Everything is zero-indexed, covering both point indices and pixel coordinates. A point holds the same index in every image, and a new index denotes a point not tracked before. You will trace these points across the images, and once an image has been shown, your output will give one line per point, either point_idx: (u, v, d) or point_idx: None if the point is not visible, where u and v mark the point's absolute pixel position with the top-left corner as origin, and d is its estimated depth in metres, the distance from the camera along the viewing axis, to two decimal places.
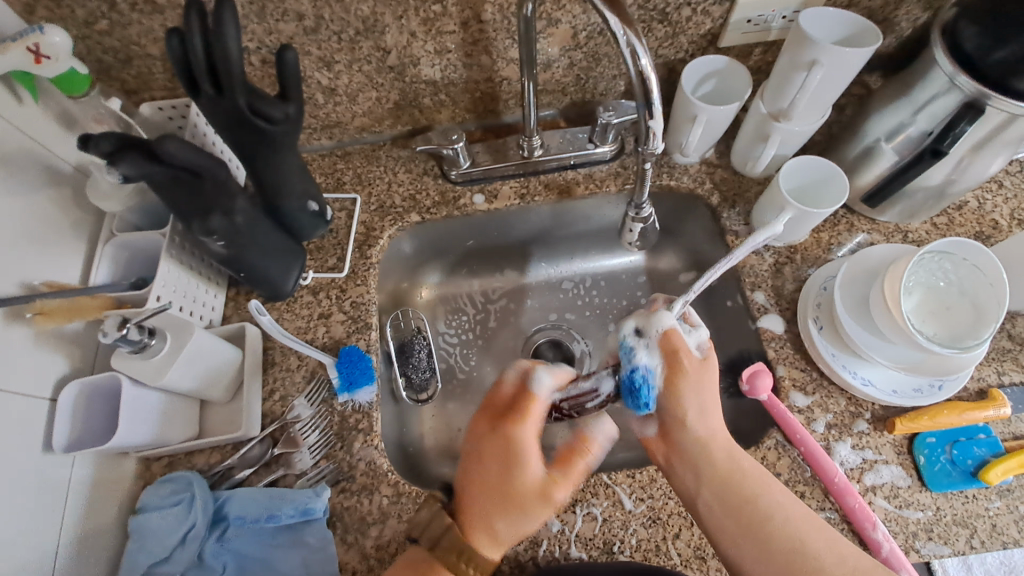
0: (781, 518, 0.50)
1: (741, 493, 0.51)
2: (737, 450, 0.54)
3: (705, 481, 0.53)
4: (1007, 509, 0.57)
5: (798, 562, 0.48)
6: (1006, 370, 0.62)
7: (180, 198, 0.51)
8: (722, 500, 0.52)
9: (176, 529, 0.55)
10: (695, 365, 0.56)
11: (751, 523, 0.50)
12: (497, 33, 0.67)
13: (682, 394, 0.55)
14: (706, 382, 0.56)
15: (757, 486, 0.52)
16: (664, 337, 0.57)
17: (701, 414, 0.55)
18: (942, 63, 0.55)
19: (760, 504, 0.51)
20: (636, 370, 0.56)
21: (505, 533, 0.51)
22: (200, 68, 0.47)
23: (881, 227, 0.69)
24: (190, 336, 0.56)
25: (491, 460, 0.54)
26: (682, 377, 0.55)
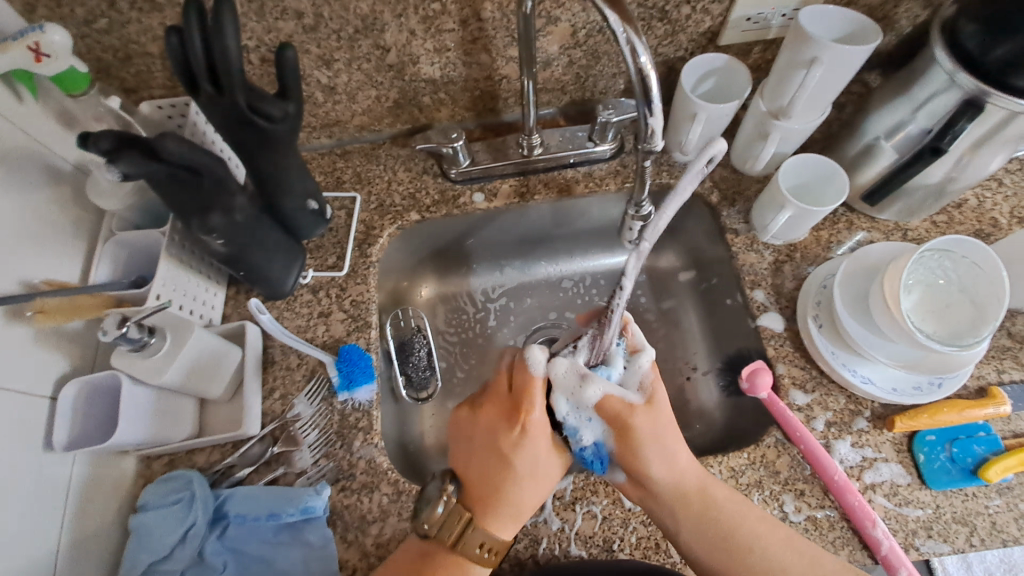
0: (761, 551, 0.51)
1: (720, 531, 0.51)
2: (711, 486, 0.53)
3: (682, 523, 0.52)
4: (1007, 507, 0.57)
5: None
6: (1006, 368, 0.62)
7: (179, 197, 0.51)
8: (700, 540, 0.51)
9: (176, 528, 0.55)
10: (643, 418, 0.52)
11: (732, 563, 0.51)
12: (496, 32, 0.67)
13: (638, 451, 0.53)
14: (657, 423, 0.53)
15: (735, 521, 0.52)
16: (601, 403, 0.53)
17: (665, 462, 0.53)
18: (941, 61, 0.55)
19: (739, 542, 0.51)
20: (585, 450, 0.55)
21: (525, 510, 0.53)
22: (199, 66, 0.47)
23: (880, 225, 0.69)
24: (190, 335, 0.56)
25: (514, 448, 0.52)
26: (632, 438, 0.52)
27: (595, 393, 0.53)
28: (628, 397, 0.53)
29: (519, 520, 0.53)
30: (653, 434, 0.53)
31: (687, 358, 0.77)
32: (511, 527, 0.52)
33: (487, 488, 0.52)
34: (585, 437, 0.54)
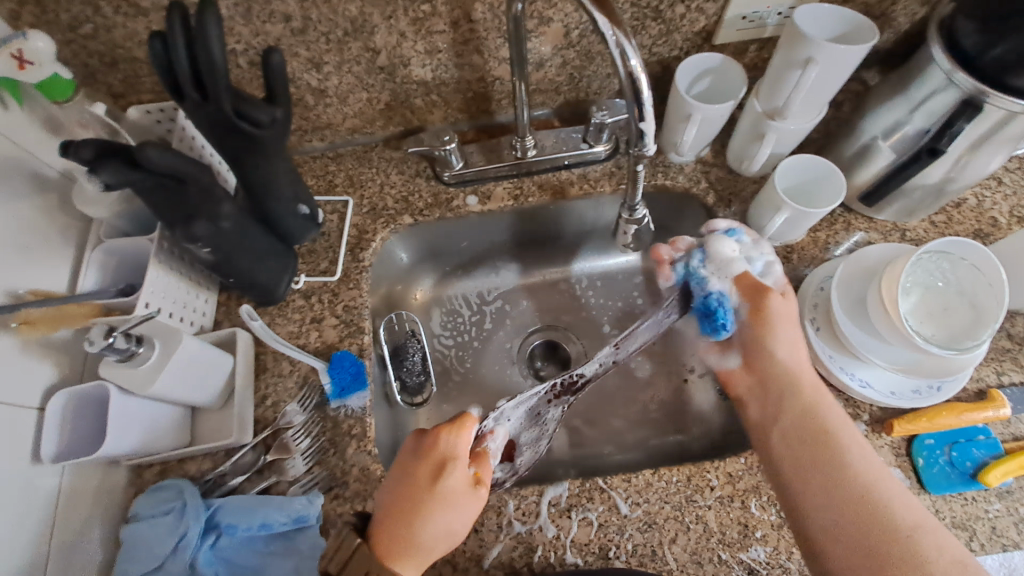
0: (852, 460, 0.52)
1: (817, 428, 0.55)
2: (822, 397, 0.57)
3: (787, 410, 0.57)
4: (1006, 512, 0.56)
5: (862, 514, 0.50)
6: (1005, 370, 0.61)
7: (163, 205, 0.50)
8: (796, 435, 0.55)
9: (167, 538, 0.55)
10: (777, 300, 0.60)
11: (817, 456, 0.53)
12: (488, 33, 0.66)
13: (771, 329, 0.59)
14: (792, 313, 0.60)
15: (838, 425, 0.55)
16: (741, 276, 0.62)
17: (789, 347, 0.59)
18: (938, 60, 0.54)
19: (834, 446, 0.53)
20: (710, 296, 0.62)
21: (426, 543, 0.50)
22: (184, 74, 0.47)
23: (878, 226, 0.68)
24: (179, 344, 0.55)
25: (425, 467, 0.53)
26: (765, 316, 0.59)
27: (732, 272, 0.62)
28: (762, 282, 0.61)
29: (422, 559, 0.50)
30: (782, 321, 0.59)
31: (684, 361, 0.76)
32: (409, 561, 0.50)
33: (396, 509, 0.51)
34: (711, 285, 0.62)
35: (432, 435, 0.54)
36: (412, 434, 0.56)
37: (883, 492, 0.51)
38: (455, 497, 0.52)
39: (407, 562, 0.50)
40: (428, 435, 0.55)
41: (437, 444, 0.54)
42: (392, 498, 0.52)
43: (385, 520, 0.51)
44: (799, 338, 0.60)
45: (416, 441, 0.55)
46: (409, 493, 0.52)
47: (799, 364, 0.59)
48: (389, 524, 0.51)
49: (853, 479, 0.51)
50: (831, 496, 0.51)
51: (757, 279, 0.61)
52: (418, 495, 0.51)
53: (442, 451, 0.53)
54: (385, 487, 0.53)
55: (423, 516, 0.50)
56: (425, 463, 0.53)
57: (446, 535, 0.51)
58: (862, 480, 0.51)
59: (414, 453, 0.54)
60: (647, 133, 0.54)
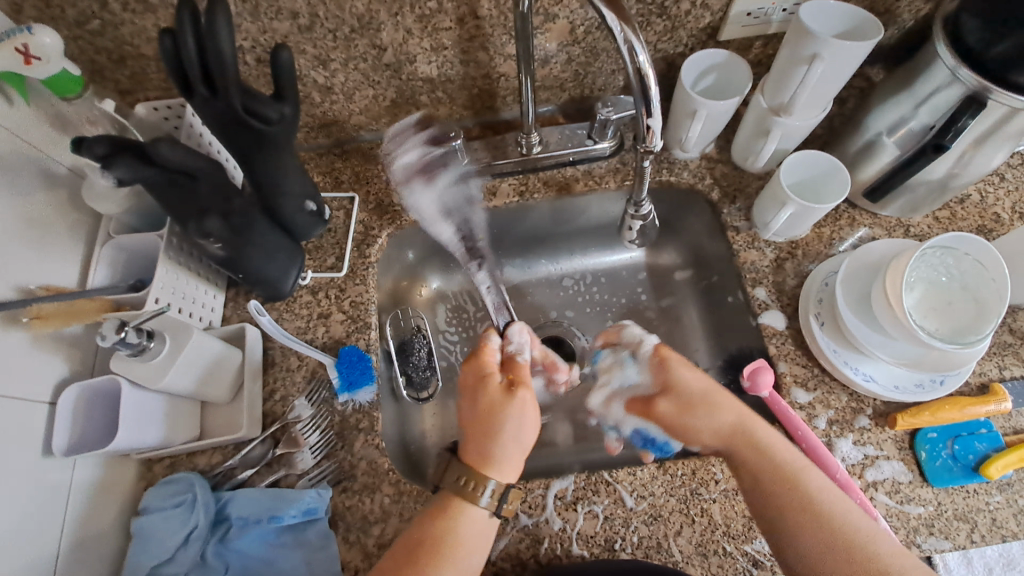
0: (823, 506, 0.49)
1: (782, 481, 0.51)
2: (777, 450, 0.53)
3: (751, 474, 0.52)
4: (1007, 504, 0.57)
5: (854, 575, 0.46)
6: (1007, 364, 0.62)
7: (175, 201, 0.51)
8: (764, 489, 0.51)
9: (179, 530, 0.55)
10: (665, 403, 0.58)
11: (788, 511, 0.50)
12: (494, 29, 0.66)
13: (682, 428, 0.57)
14: (698, 387, 0.57)
15: (797, 473, 0.51)
16: (629, 403, 0.62)
17: (710, 424, 0.55)
18: (943, 56, 0.54)
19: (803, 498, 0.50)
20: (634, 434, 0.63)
21: (507, 449, 0.53)
22: (194, 70, 0.47)
23: (882, 222, 0.69)
24: (189, 338, 0.56)
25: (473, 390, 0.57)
26: (667, 425, 0.58)
27: (618, 414, 0.64)
28: (643, 392, 0.61)
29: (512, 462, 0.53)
30: (692, 403, 0.56)
31: (688, 355, 0.77)
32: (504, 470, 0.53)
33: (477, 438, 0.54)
34: (625, 428, 0.64)
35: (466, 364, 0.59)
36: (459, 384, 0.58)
37: (866, 541, 0.47)
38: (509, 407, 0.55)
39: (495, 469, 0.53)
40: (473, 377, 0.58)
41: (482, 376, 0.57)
42: (472, 442, 0.54)
43: (475, 460, 0.53)
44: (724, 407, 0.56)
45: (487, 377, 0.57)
46: (511, 428, 0.53)
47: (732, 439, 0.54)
48: (480, 459, 0.53)
49: (827, 525, 0.48)
50: (815, 555, 0.48)
51: (632, 395, 0.62)
52: (519, 430, 0.54)
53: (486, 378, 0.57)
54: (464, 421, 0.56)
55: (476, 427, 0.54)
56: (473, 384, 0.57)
57: (518, 437, 0.54)
58: (838, 530, 0.48)
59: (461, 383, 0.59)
60: (653, 129, 0.54)
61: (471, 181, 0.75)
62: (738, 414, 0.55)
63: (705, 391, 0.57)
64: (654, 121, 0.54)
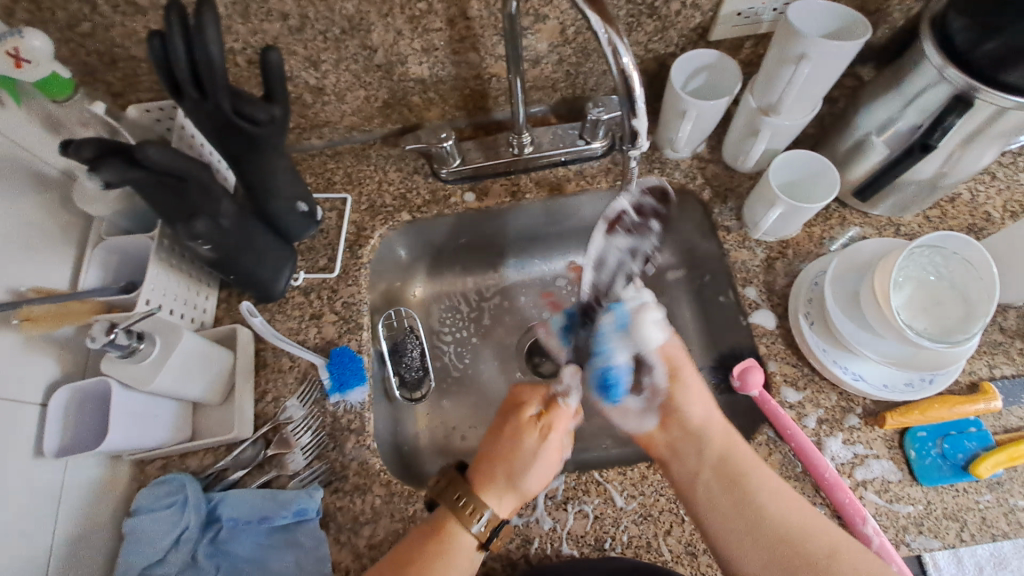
0: (769, 504, 0.53)
1: (736, 478, 0.55)
2: (732, 444, 0.57)
3: (703, 462, 0.56)
4: (996, 503, 0.57)
5: (787, 552, 0.51)
6: (997, 363, 0.62)
7: (165, 203, 0.51)
8: (719, 483, 0.55)
9: (168, 531, 0.56)
10: (678, 389, 0.61)
11: (740, 507, 0.53)
12: (484, 30, 0.67)
13: (685, 401, 0.60)
14: (694, 379, 0.61)
15: (749, 469, 0.55)
16: (662, 348, 0.62)
17: (701, 406, 0.60)
18: (930, 55, 0.55)
19: (752, 494, 0.54)
20: (613, 368, 0.60)
21: (508, 484, 0.55)
22: (182, 72, 0.47)
23: (873, 221, 0.69)
24: (180, 340, 0.56)
25: (509, 420, 0.59)
26: (679, 381, 0.61)
27: (625, 346, 0.61)
28: (679, 353, 0.62)
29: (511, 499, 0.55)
30: (685, 385, 0.61)
31: None
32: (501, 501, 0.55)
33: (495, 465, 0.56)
34: (616, 357, 0.61)
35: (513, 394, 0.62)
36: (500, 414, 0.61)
37: (802, 523, 0.52)
38: (528, 443, 0.57)
39: (490, 497, 0.55)
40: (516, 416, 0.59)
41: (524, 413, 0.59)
42: (491, 467, 0.56)
43: (488, 483, 0.55)
44: (701, 398, 0.60)
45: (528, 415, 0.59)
46: (527, 475, 0.55)
47: (707, 424, 0.58)
48: (493, 487, 0.55)
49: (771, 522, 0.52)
50: (759, 550, 0.52)
51: (663, 344, 0.62)
52: (532, 479, 0.56)
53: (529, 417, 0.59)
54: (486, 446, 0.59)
55: (493, 455, 0.57)
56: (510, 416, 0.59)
57: (520, 478, 0.55)
58: (781, 524, 0.52)
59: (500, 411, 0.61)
60: (637, 129, 0.55)
61: (636, 260, 0.70)
62: (700, 410, 0.59)
63: (699, 387, 0.61)
64: (641, 121, 0.54)
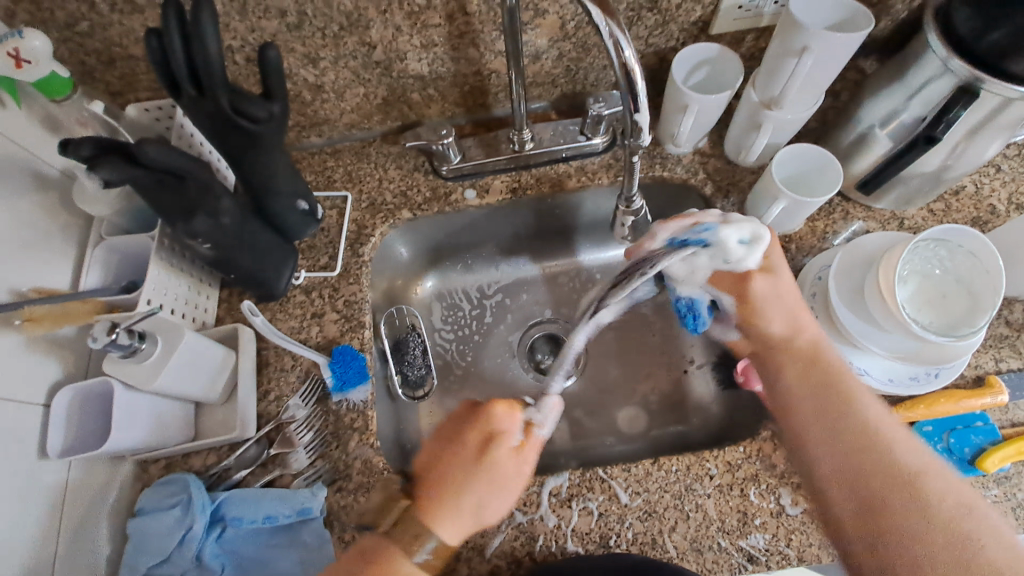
0: (864, 412, 0.54)
1: (818, 376, 0.56)
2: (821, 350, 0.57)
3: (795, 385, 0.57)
4: (1004, 497, 0.56)
5: (867, 468, 0.52)
6: (1003, 357, 0.61)
7: (165, 202, 0.51)
8: (805, 385, 0.56)
9: (173, 532, 0.55)
10: (759, 282, 0.59)
11: (827, 407, 0.55)
12: (483, 25, 0.66)
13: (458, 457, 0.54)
14: (785, 276, 0.59)
15: (838, 374, 0.56)
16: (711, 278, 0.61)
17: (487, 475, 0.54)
18: (935, 46, 0.54)
19: (846, 402, 0.54)
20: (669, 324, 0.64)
21: (470, 511, 0.52)
22: (180, 69, 0.47)
23: (877, 214, 0.68)
24: (182, 340, 0.56)
25: (473, 443, 0.55)
26: (750, 300, 0.59)
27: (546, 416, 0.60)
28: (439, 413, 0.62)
29: (461, 524, 0.52)
30: (749, 287, 0.59)
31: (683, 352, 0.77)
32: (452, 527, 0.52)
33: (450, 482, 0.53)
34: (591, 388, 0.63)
35: (485, 412, 0.57)
36: (461, 408, 0.59)
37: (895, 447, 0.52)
38: (506, 469, 0.54)
39: (445, 527, 0.52)
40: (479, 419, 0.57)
41: (490, 423, 0.56)
42: (446, 483, 0.53)
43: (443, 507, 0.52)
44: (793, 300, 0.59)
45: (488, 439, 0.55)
46: (491, 507, 0.53)
47: (796, 329, 0.58)
48: (450, 512, 0.52)
49: (871, 438, 0.53)
50: (835, 458, 0.53)
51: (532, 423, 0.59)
52: (491, 511, 0.53)
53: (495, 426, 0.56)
54: (439, 459, 0.55)
55: (456, 477, 0.53)
56: (476, 437, 0.55)
57: (483, 506, 0.53)
58: (870, 438, 0.53)
59: (458, 428, 0.57)
60: (642, 124, 0.54)
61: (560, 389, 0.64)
62: (837, 355, 0.57)
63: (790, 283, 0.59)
64: (644, 114, 0.53)
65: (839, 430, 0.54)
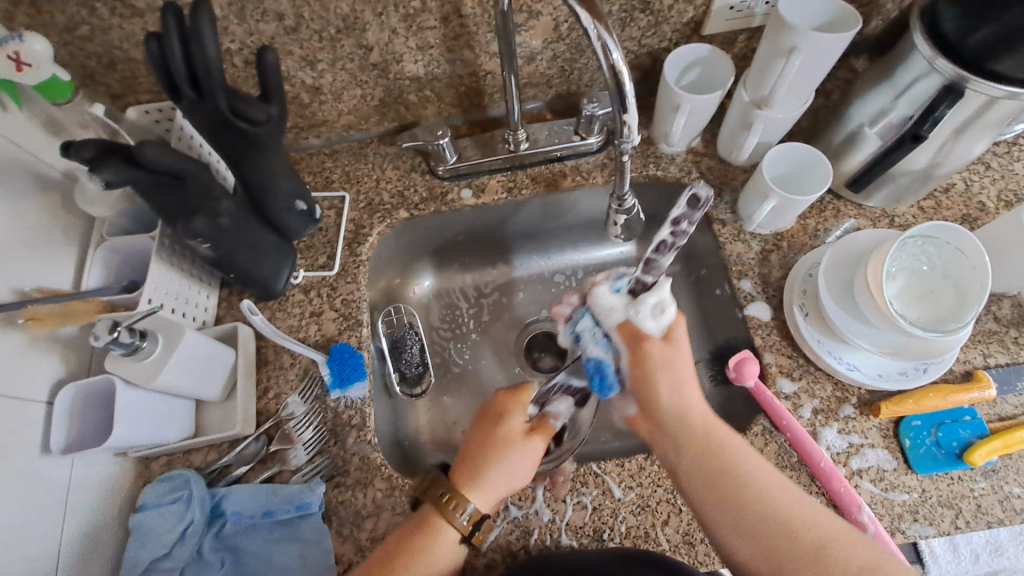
0: (753, 485, 0.51)
1: (718, 464, 0.52)
2: (710, 426, 0.54)
3: (683, 454, 0.54)
4: (992, 490, 0.57)
5: (773, 543, 0.48)
6: (992, 352, 0.62)
7: (163, 203, 0.52)
8: (700, 469, 0.52)
9: (175, 526, 0.56)
10: (655, 346, 0.57)
11: (721, 488, 0.51)
12: (478, 28, 0.67)
13: (488, 434, 0.57)
14: (676, 351, 0.57)
15: (732, 458, 0.53)
16: (620, 324, 0.59)
17: (522, 464, 0.56)
18: (920, 47, 0.55)
19: (730, 472, 0.52)
20: (594, 361, 0.61)
21: (499, 482, 0.55)
22: (180, 73, 0.48)
23: (868, 212, 0.69)
24: (182, 338, 0.57)
25: (484, 421, 0.58)
26: (645, 360, 0.57)
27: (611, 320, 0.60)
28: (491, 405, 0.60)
29: (489, 493, 0.55)
30: (647, 365, 0.57)
31: None
32: (480, 495, 0.54)
33: (473, 451, 0.56)
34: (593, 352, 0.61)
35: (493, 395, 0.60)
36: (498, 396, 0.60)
37: (774, 503, 0.50)
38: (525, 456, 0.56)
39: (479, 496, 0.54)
40: (494, 399, 0.60)
41: (501, 405, 0.59)
42: (474, 462, 0.55)
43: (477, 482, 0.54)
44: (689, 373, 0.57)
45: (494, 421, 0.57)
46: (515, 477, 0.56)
47: (681, 409, 0.55)
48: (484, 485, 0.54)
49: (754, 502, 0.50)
50: (744, 540, 0.49)
51: (634, 323, 0.58)
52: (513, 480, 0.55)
53: (504, 408, 0.58)
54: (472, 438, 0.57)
55: (487, 457, 0.55)
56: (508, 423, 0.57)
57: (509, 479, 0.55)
58: (773, 510, 0.50)
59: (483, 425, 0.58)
60: (630, 127, 0.55)
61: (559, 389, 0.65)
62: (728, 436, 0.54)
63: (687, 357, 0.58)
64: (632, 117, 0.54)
65: (730, 501, 0.50)
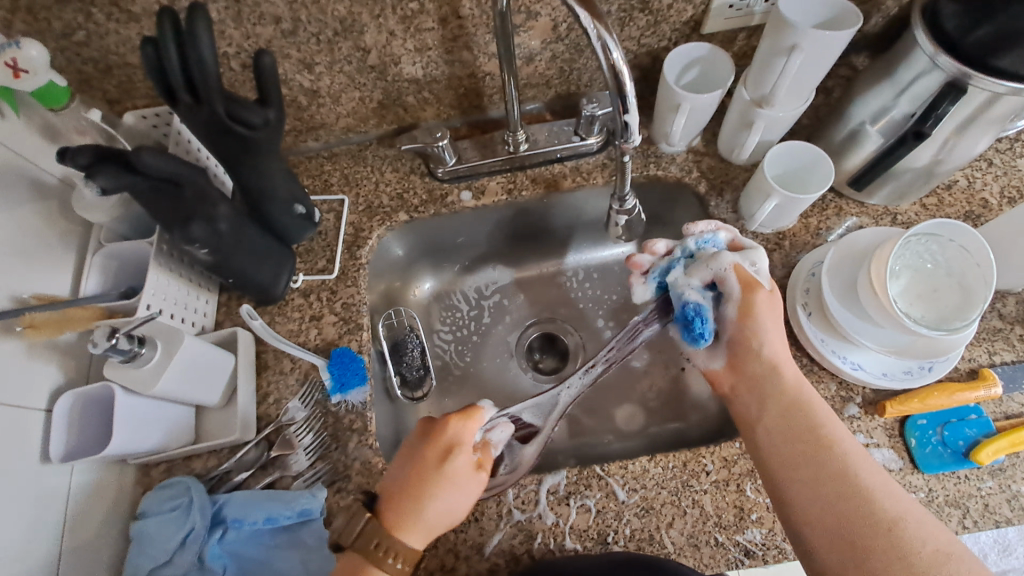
0: (840, 451, 0.50)
1: (807, 423, 0.52)
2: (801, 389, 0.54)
3: (769, 410, 0.54)
4: (999, 489, 0.57)
5: (848, 511, 0.47)
6: (997, 350, 0.62)
7: (160, 209, 0.51)
8: (785, 426, 0.53)
9: (176, 534, 0.56)
10: (764, 296, 0.58)
11: (805, 446, 0.51)
12: (476, 29, 0.67)
13: (429, 473, 0.52)
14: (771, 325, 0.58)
15: (823, 420, 0.53)
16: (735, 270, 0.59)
17: (458, 501, 0.52)
18: (922, 44, 0.54)
19: (820, 436, 0.51)
20: (688, 305, 0.59)
21: (432, 521, 0.51)
22: (177, 79, 0.47)
23: (870, 210, 0.69)
24: (181, 344, 0.56)
25: (432, 449, 0.53)
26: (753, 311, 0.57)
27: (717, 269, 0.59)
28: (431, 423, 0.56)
29: (427, 531, 0.51)
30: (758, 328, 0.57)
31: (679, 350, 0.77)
32: (414, 533, 0.51)
33: (405, 487, 0.52)
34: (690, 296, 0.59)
35: (441, 421, 0.55)
36: (423, 418, 0.56)
37: (857, 470, 0.49)
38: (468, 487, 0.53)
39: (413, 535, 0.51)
40: (438, 421, 0.55)
41: (447, 430, 0.54)
42: (409, 498, 0.52)
43: (409, 521, 0.51)
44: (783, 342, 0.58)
45: (439, 456, 0.53)
46: (453, 514, 0.52)
47: (775, 370, 0.56)
48: (416, 523, 0.51)
49: (840, 464, 0.49)
50: (817, 499, 0.49)
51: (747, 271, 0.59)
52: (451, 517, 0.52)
53: (451, 435, 0.54)
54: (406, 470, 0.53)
55: (428, 495, 0.51)
56: (458, 458, 0.53)
57: (446, 516, 0.52)
58: (850, 476, 0.49)
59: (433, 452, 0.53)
60: (632, 128, 0.55)
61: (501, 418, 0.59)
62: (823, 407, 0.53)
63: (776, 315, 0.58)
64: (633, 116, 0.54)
65: (814, 460, 0.50)
